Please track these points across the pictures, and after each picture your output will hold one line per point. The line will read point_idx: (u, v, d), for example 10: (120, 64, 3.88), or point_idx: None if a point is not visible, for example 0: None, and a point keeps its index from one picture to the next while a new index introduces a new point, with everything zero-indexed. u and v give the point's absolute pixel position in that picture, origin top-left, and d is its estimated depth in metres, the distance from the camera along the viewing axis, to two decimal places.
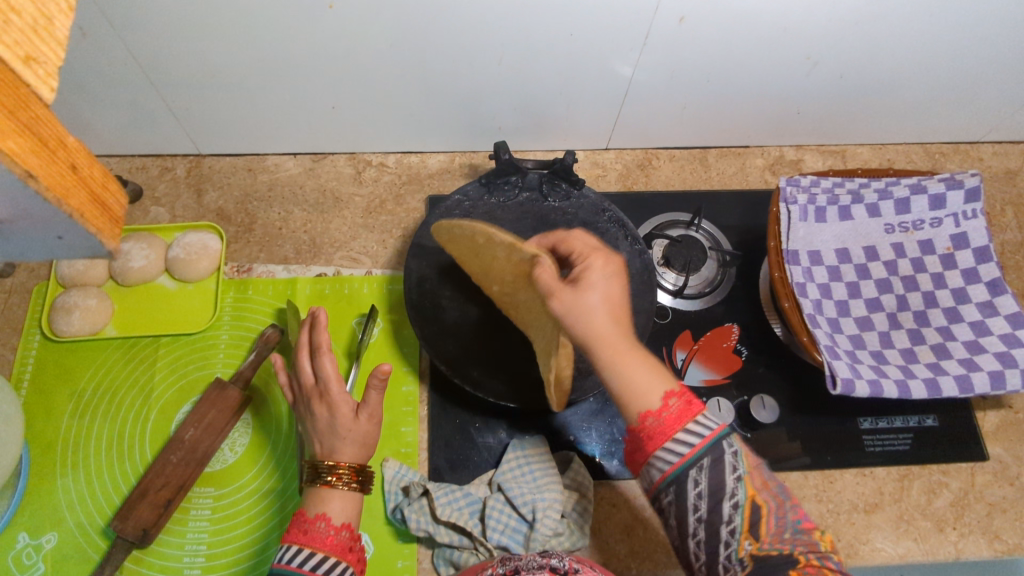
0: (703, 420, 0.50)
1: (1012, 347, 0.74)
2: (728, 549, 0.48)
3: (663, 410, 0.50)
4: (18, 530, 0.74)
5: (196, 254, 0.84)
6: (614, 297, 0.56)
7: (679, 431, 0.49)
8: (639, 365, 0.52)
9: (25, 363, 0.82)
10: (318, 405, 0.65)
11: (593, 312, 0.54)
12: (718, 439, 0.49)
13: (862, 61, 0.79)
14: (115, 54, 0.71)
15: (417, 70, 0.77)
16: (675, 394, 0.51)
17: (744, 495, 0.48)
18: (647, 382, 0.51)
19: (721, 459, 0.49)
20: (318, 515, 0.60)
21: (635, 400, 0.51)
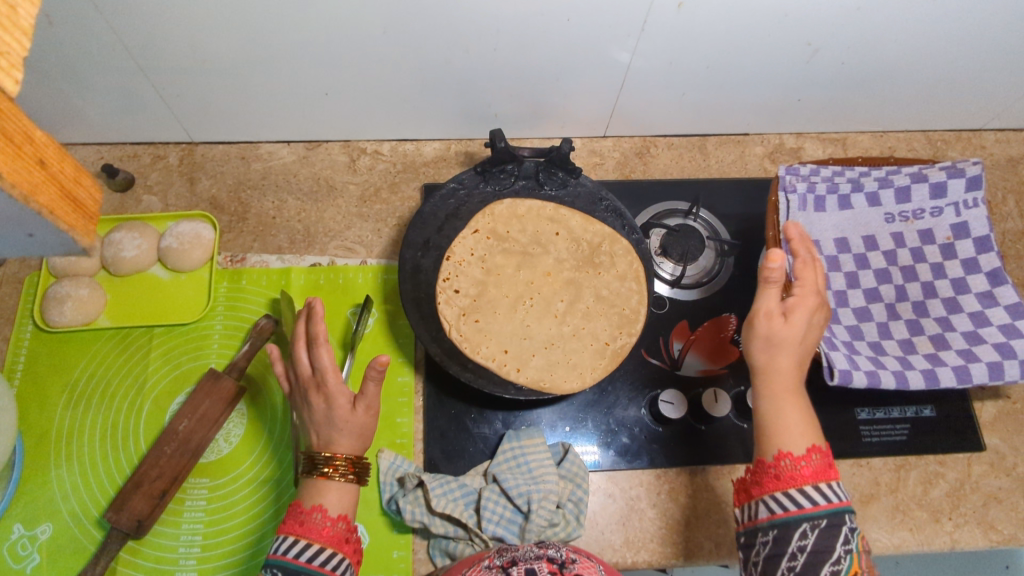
0: (835, 488, 0.53)
1: (1011, 337, 0.74)
2: None
3: (803, 460, 0.54)
4: (12, 521, 0.74)
5: (189, 243, 0.84)
6: (807, 340, 0.58)
7: (808, 485, 0.53)
8: (802, 415, 0.56)
9: (17, 353, 0.82)
10: (314, 396, 0.64)
11: (787, 352, 0.57)
12: (841, 510, 0.52)
13: (864, 47, 0.77)
14: (103, 39, 0.69)
15: (412, 56, 0.75)
16: (819, 451, 0.54)
17: (847, 567, 0.51)
18: (804, 431, 0.56)
19: (839, 527, 0.51)
20: (314, 506, 0.60)
21: (777, 440, 0.56)
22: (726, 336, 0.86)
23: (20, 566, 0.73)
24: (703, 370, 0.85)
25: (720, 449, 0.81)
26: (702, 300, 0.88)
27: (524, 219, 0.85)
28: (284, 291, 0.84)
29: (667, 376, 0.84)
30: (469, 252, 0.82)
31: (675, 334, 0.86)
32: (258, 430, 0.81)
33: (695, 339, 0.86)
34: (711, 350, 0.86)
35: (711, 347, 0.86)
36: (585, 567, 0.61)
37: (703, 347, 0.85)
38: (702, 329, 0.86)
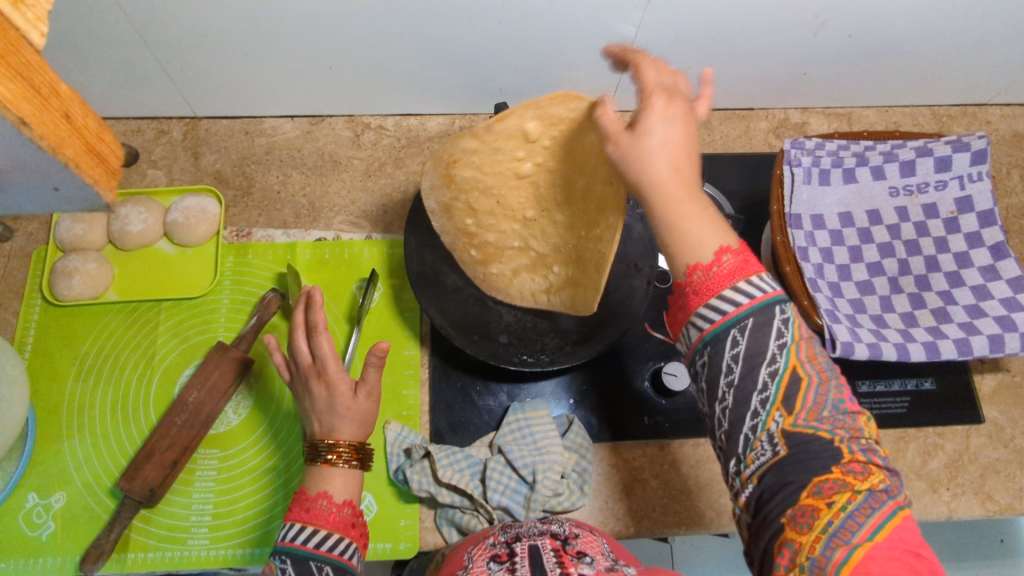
0: (757, 281, 0.48)
1: (1012, 310, 0.75)
2: (756, 419, 0.46)
3: (715, 266, 0.48)
4: (26, 490, 0.76)
5: (195, 218, 0.84)
6: (678, 142, 0.49)
7: (728, 287, 0.48)
8: (698, 215, 0.49)
9: (27, 326, 0.82)
10: (316, 385, 0.65)
11: (656, 157, 0.48)
12: (770, 303, 0.48)
13: (872, 19, 0.77)
14: (106, 11, 0.69)
15: (416, 28, 0.75)
16: (731, 251, 0.49)
17: (786, 363, 0.46)
18: (701, 235, 0.49)
19: (768, 323, 0.47)
20: (319, 493, 0.61)
21: (686, 253, 0.49)
22: None
23: (36, 534, 0.74)
24: None
25: None
26: None
27: None
28: (290, 265, 0.84)
29: (671, 349, 0.85)
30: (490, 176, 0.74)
31: None
32: (267, 401, 0.81)
33: None
34: None
35: None
36: (587, 543, 0.62)
37: None
38: None
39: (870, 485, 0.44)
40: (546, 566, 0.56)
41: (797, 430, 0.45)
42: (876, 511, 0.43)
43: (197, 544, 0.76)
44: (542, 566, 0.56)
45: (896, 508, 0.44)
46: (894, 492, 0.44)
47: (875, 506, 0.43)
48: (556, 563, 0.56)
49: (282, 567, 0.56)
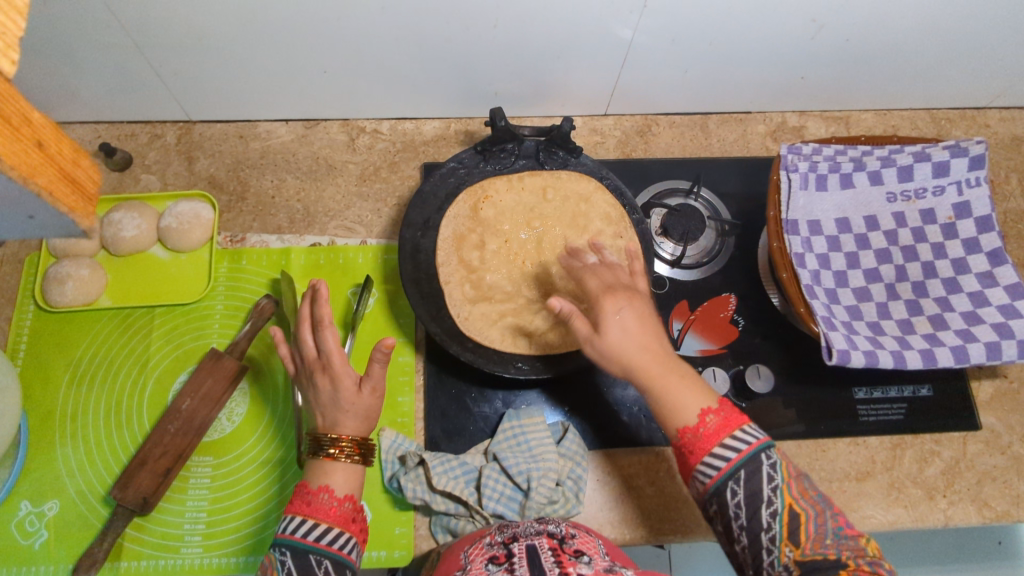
0: (741, 435, 0.54)
1: (1009, 317, 0.74)
2: (771, 556, 0.51)
3: (700, 427, 0.55)
4: (20, 497, 0.76)
5: (189, 224, 0.83)
6: (636, 327, 0.61)
7: (717, 445, 0.54)
8: (677, 383, 0.58)
9: (20, 333, 0.82)
10: (320, 378, 0.64)
11: (623, 346, 0.60)
12: (758, 450, 0.53)
13: (870, 23, 0.76)
14: (97, 15, 0.68)
15: (410, 31, 0.74)
16: (712, 410, 0.55)
17: (782, 502, 0.52)
18: (682, 399, 0.57)
19: (758, 471, 0.52)
20: (320, 486, 0.60)
21: (674, 418, 0.56)
22: (725, 317, 0.87)
23: (28, 542, 0.74)
24: (703, 349, 0.85)
25: None
26: (702, 280, 0.88)
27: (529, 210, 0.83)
28: (285, 271, 0.84)
29: None
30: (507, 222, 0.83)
31: (675, 313, 0.86)
32: (262, 406, 0.81)
33: (695, 319, 0.86)
34: (711, 330, 0.86)
35: (711, 327, 0.86)
36: (584, 543, 0.61)
37: (702, 327, 0.86)
38: (702, 309, 0.87)
39: None
40: (545, 566, 0.55)
41: (808, 561, 0.49)
42: None
43: (191, 552, 0.76)
44: (541, 566, 0.55)
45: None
46: None
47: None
48: (555, 563, 0.56)
49: (281, 559, 0.56)
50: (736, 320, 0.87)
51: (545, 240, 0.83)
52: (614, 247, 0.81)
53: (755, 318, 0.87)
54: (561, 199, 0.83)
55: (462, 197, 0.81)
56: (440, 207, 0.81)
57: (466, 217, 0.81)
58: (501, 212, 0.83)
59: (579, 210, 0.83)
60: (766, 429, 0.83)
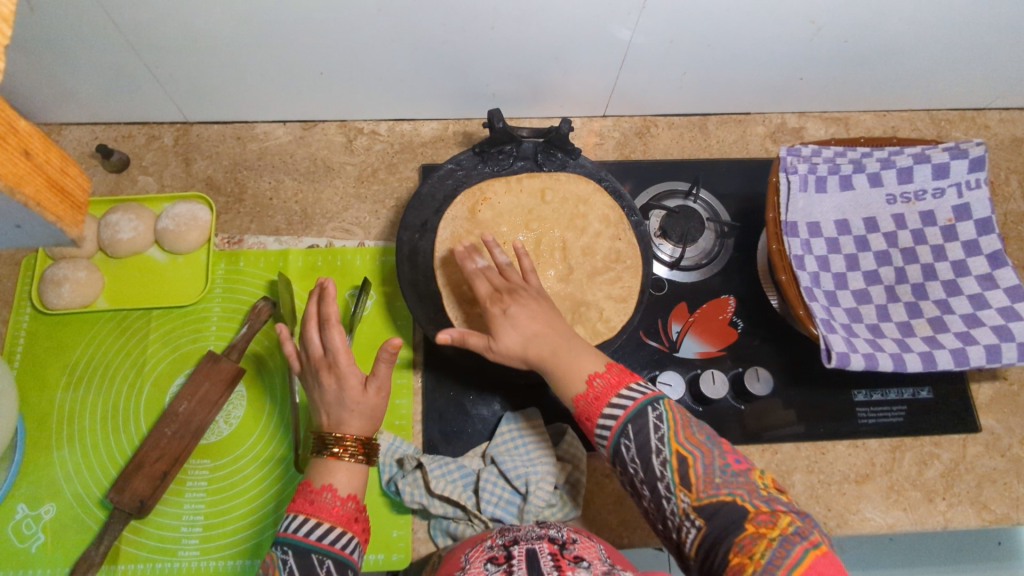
0: (627, 392, 0.57)
1: (1009, 320, 0.74)
2: (670, 504, 0.52)
3: (591, 392, 0.58)
4: (17, 501, 0.75)
5: (186, 225, 0.83)
6: (525, 320, 0.65)
7: (605, 406, 0.56)
8: (567, 360, 0.61)
9: (17, 335, 0.82)
10: (326, 377, 0.64)
11: (519, 343, 0.64)
12: (643, 405, 0.55)
13: (870, 24, 0.76)
14: (94, 17, 0.68)
15: (408, 33, 0.74)
16: (600, 374, 0.59)
17: (670, 449, 0.53)
18: (574, 374, 0.60)
19: (645, 425, 0.54)
20: (324, 485, 0.59)
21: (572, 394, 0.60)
22: (724, 318, 0.86)
23: (25, 546, 0.74)
24: (702, 352, 0.85)
25: (716, 429, 0.82)
26: (702, 281, 0.88)
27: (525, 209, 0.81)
28: (283, 273, 0.83)
29: (665, 357, 0.85)
30: (505, 224, 0.80)
31: (674, 315, 0.86)
32: (261, 409, 0.81)
33: (694, 321, 0.86)
34: (711, 332, 0.86)
35: (710, 329, 0.86)
36: (585, 548, 0.61)
37: (701, 329, 0.86)
38: (701, 311, 0.87)
39: (778, 528, 0.48)
40: (544, 569, 0.55)
41: (702, 506, 0.51)
42: (788, 547, 0.47)
43: (189, 555, 0.75)
44: (539, 569, 0.55)
45: (811, 547, 0.47)
46: (807, 532, 0.48)
47: (790, 551, 0.47)
48: (554, 566, 0.56)
49: (283, 558, 0.55)
50: (735, 321, 0.86)
51: (544, 242, 0.80)
52: (612, 249, 0.80)
53: (755, 319, 0.87)
54: (560, 201, 0.81)
55: (460, 198, 0.80)
56: (439, 208, 0.80)
57: (463, 218, 0.79)
58: (500, 214, 0.80)
59: (578, 212, 0.81)
60: (765, 431, 0.82)
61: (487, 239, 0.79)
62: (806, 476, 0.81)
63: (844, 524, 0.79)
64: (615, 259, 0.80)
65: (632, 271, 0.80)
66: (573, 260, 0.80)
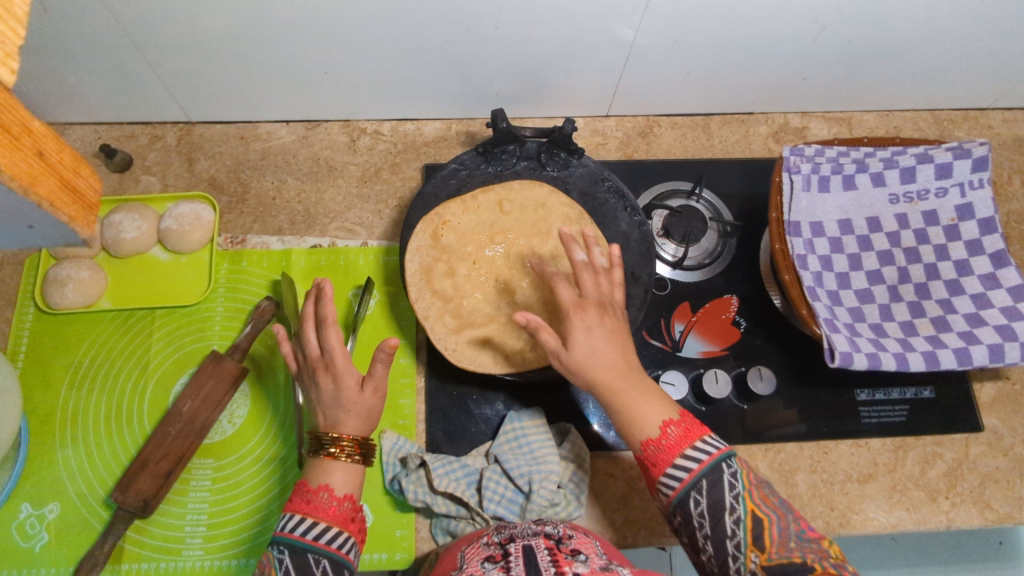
0: (702, 445, 0.55)
1: (1012, 319, 0.74)
2: (737, 562, 0.53)
3: (662, 439, 0.56)
4: (20, 500, 0.76)
5: (189, 225, 0.83)
6: (602, 343, 0.60)
7: (679, 457, 0.55)
8: (639, 398, 0.58)
9: (20, 334, 0.82)
10: (322, 377, 0.63)
11: (593, 367, 0.59)
12: (719, 461, 0.54)
13: (873, 24, 0.76)
14: (98, 17, 0.68)
15: (412, 32, 0.74)
16: (673, 421, 0.57)
17: (745, 509, 0.53)
18: (645, 413, 0.58)
19: (720, 480, 0.54)
20: (320, 485, 0.60)
21: (639, 430, 0.58)
22: (727, 318, 0.87)
23: (29, 545, 0.74)
24: (704, 352, 0.85)
25: (720, 429, 0.82)
26: (704, 281, 0.88)
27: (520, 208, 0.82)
28: (285, 272, 0.84)
29: (668, 357, 0.85)
30: (470, 244, 0.81)
31: (677, 315, 0.86)
32: (264, 409, 0.81)
33: (697, 320, 0.86)
34: (713, 331, 0.86)
35: (713, 328, 0.86)
36: (582, 543, 0.61)
37: (704, 328, 0.86)
38: (703, 310, 0.87)
39: None
40: (541, 565, 0.55)
41: (773, 566, 0.51)
42: None
43: (192, 554, 0.75)
44: (535, 565, 0.55)
45: None
46: None
47: None
48: (551, 562, 0.56)
49: (279, 558, 0.55)
50: (738, 321, 0.87)
51: (513, 252, 0.81)
52: (580, 246, 0.78)
53: (757, 319, 0.87)
54: (519, 209, 0.82)
55: (420, 227, 0.79)
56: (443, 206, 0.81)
57: (429, 247, 0.80)
58: (462, 234, 0.81)
59: (539, 216, 0.81)
60: (768, 431, 0.83)
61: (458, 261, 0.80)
62: (809, 475, 0.81)
63: (846, 523, 0.79)
64: (584, 256, 0.79)
65: None
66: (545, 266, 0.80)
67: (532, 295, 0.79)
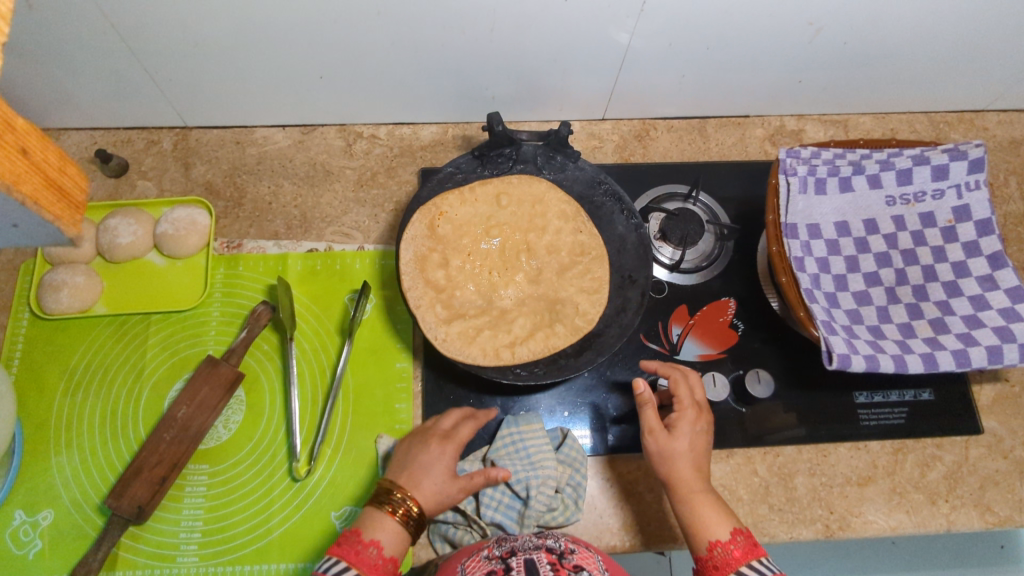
0: (758, 565, 0.59)
1: (1010, 321, 0.74)
2: None
3: (730, 543, 0.61)
4: (14, 507, 0.75)
5: (185, 229, 0.83)
6: (699, 447, 0.68)
7: (745, 565, 0.59)
8: (711, 502, 0.64)
9: (15, 340, 0.81)
10: (434, 445, 0.67)
11: (686, 456, 0.67)
12: None
13: (868, 27, 0.76)
14: (92, 21, 0.68)
15: (407, 37, 0.74)
16: (742, 530, 0.62)
17: None
18: (717, 518, 0.63)
19: None
20: (371, 540, 0.60)
21: (705, 531, 0.62)
22: (724, 321, 0.86)
23: (22, 552, 0.73)
24: (702, 354, 0.85)
25: (718, 432, 0.82)
26: (701, 284, 0.88)
27: (512, 209, 0.83)
28: (280, 277, 0.83)
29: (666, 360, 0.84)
30: (466, 236, 0.83)
31: (674, 318, 0.86)
32: (260, 413, 0.81)
33: (694, 323, 0.86)
34: (711, 334, 0.86)
35: (710, 331, 0.86)
36: (584, 558, 0.61)
37: (701, 331, 0.86)
38: (701, 313, 0.86)
39: None
40: None
41: None
42: None
43: (188, 561, 0.75)
44: None
45: None
46: None
47: None
48: None
49: None
50: (736, 324, 0.86)
51: (508, 246, 0.84)
52: (576, 243, 0.81)
53: (754, 321, 0.87)
54: (516, 203, 0.83)
55: (417, 218, 0.78)
56: (438, 194, 0.80)
57: (425, 236, 0.78)
58: (458, 225, 0.82)
59: (535, 212, 0.83)
60: (767, 434, 0.82)
61: (453, 254, 0.82)
62: (808, 479, 0.81)
63: (846, 526, 0.79)
64: (580, 253, 0.81)
65: (599, 261, 0.80)
66: (539, 260, 0.84)
67: (524, 290, 0.83)
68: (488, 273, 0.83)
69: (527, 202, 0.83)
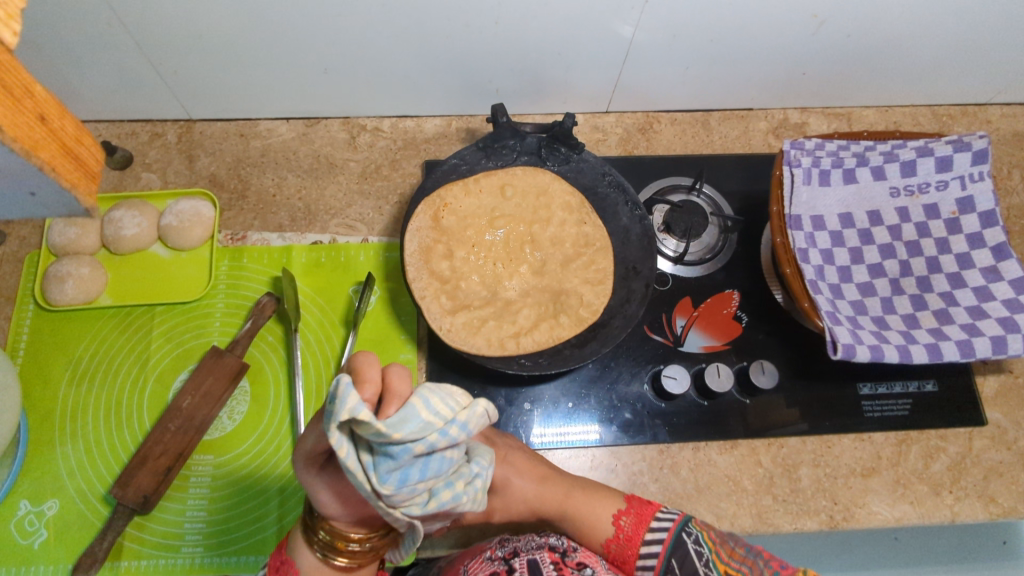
0: (658, 523, 0.67)
1: (1014, 311, 0.74)
2: None
3: (621, 531, 0.68)
4: (19, 498, 0.75)
5: (190, 221, 0.83)
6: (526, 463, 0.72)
7: (642, 543, 0.67)
8: (584, 497, 0.70)
9: (19, 331, 0.82)
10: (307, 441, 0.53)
11: (530, 486, 0.71)
12: (678, 530, 0.66)
13: (870, 20, 0.76)
14: (97, 13, 0.68)
15: (411, 29, 0.74)
16: (623, 511, 0.69)
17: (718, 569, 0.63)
18: (597, 510, 0.69)
19: (687, 551, 0.64)
20: (287, 558, 0.56)
21: (600, 530, 0.68)
22: (728, 313, 0.86)
23: (27, 542, 0.73)
24: (705, 346, 0.85)
25: (722, 424, 0.82)
26: (705, 276, 0.88)
27: (515, 201, 0.84)
28: (284, 269, 0.83)
29: (670, 352, 0.84)
30: (470, 227, 0.83)
31: (678, 310, 0.86)
32: (264, 405, 0.81)
33: (698, 315, 0.86)
34: (714, 326, 0.86)
35: (714, 323, 0.86)
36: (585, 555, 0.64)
37: (705, 323, 0.86)
38: (705, 306, 0.86)
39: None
40: None
41: None
42: None
43: (192, 551, 0.75)
44: None
45: None
46: None
47: None
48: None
49: None
50: (740, 316, 0.86)
51: (513, 237, 0.85)
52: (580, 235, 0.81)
53: (758, 313, 0.87)
54: (520, 195, 0.83)
55: (421, 209, 0.77)
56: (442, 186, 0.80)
57: (429, 227, 0.78)
58: (462, 217, 0.82)
59: (539, 204, 0.83)
60: (770, 427, 0.82)
61: (456, 246, 0.82)
62: (812, 470, 0.81)
63: (851, 517, 0.79)
64: (584, 244, 0.81)
65: (604, 253, 0.80)
66: (543, 251, 0.85)
67: (528, 281, 0.84)
68: (493, 264, 0.84)
69: (530, 193, 0.83)
